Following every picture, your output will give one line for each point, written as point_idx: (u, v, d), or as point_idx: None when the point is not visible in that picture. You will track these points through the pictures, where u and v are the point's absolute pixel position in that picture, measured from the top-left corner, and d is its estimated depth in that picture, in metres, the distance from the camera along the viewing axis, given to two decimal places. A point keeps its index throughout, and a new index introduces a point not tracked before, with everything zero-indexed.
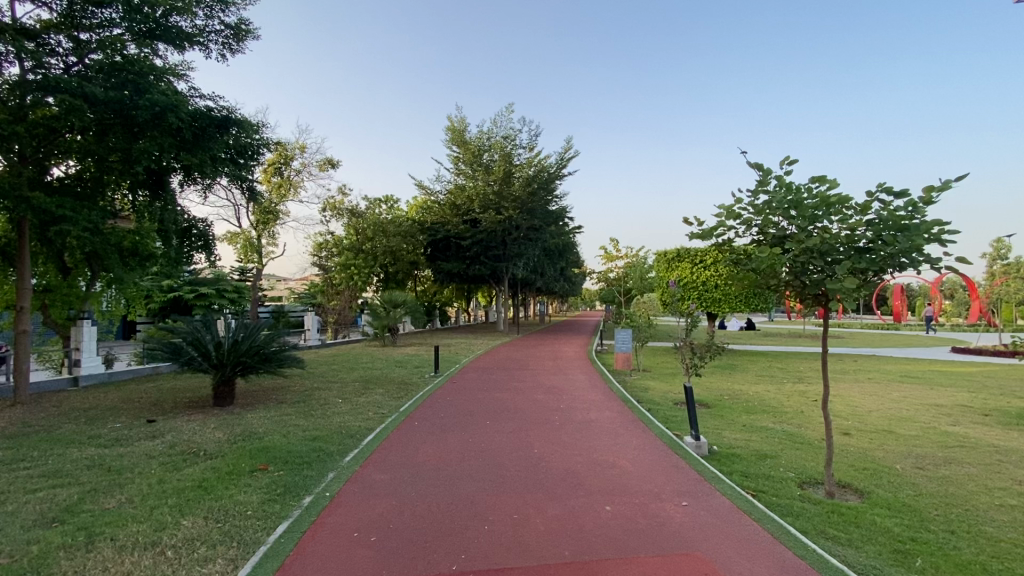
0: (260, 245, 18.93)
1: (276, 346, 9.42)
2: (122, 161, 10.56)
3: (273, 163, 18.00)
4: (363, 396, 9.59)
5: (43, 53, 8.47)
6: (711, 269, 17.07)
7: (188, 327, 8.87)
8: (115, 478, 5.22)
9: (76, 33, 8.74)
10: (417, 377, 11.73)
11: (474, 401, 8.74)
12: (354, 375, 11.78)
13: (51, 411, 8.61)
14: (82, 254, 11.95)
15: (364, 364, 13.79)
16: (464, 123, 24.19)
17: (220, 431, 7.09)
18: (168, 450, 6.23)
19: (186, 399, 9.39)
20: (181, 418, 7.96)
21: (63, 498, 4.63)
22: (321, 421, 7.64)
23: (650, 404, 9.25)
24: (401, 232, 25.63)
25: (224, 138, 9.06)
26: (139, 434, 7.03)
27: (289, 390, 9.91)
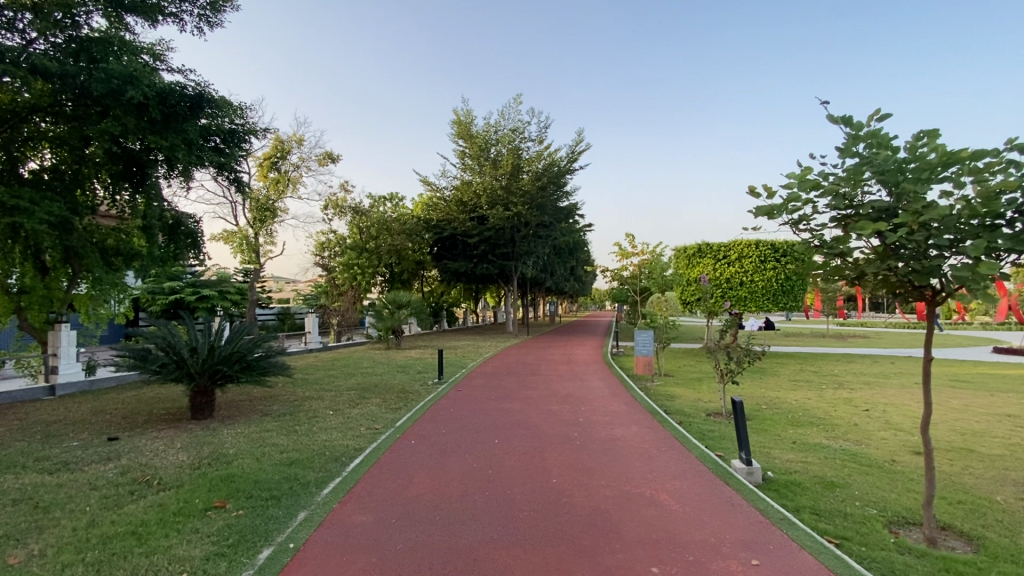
0: (257, 245, 18.07)
1: (260, 353, 8.43)
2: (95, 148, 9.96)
3: (269, 156, 17.19)
4: (357, 407, 8.58)
5: None
6: (735, 265, 15.96)
7: (159, 332, 7.91)
8: (38, 521, 4.26)
9: None
10: (418, 384, 10.71)
11: (480, 414, 7.70)
12: (351, 383, 10.79)
13: (9, 427, 7.73)
14: (61, 252, 11.18)
15: (363, 369, 12.80)
16: (470, 116, 23.11)
17: (185, 452, 6.09)
18: (117, 478, 5.25)
19: (162, 411, 8.47)
20: (148, 435, 7.01)
21: None
22: (305, 438, 6.62)
23: (680, 416, 8.13)
24: (406, 231, 24.65)
25: (199, 121, 8.08)
26: (92, 456, 6.06)
27: (275, 400, 8.93)
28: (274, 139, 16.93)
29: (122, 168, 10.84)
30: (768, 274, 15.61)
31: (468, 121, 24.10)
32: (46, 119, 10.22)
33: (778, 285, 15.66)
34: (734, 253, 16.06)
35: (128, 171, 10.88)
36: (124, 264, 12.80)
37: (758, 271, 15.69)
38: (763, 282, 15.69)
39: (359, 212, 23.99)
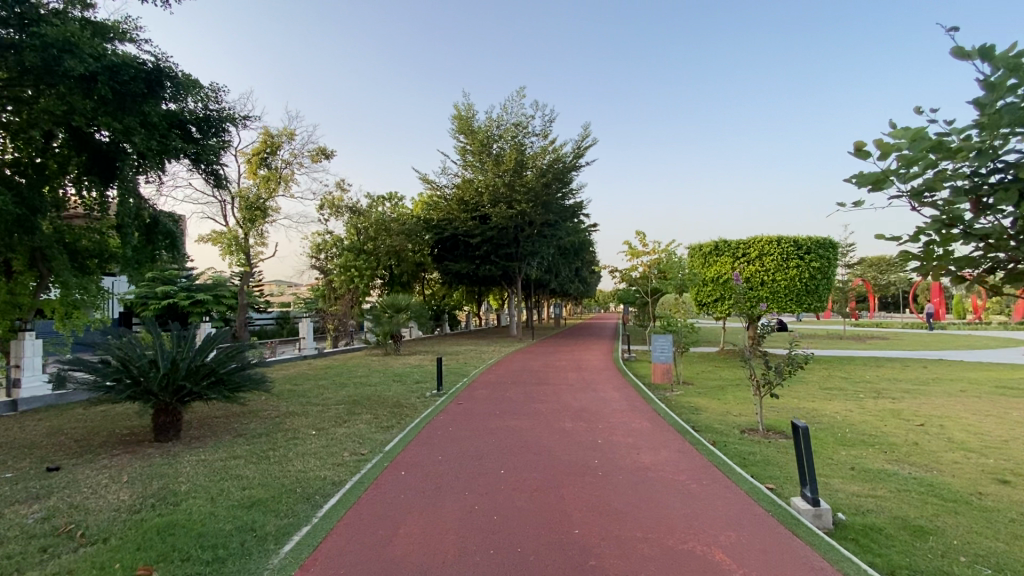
0: (247, 245, 16.96)
1: (232, 367, 7.45)
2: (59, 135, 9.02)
3: (258, 152, 16.21)
4: (343, 425, 7.57)
5: None
6: (755, 264, 14.91)
7: (116, 343, 6.93)
8: None
9: None
10: (414, 396, 9.69)
11: (483, 435, 6.68)
12: (341, 396, 9.79)
13: None
14: (26, 254, 10.26)
15: (356, 378, 11.80)
16: (471, 110, 22.09)
17: (129, 488, 5.06)
18: (30, 528, 4.24)
19: (124, 432, 7.48)
20: (96, 465, 6.00)
21: None
22: (274, 468, 5.60)
23: (712, 435, 7.09)
24: (405, 231, 23.62)
25: (159, 101, 7.08)
26: (19, 494, 5.05)
27: (254, 418, 7.93)
28: (263, 134, 15.94)
29: (91, 160, 9.90)
30: (791, 273, 14.54)
31: (470, 116, 23.10)
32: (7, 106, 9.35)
33: (802, 284, 14.58)
34: (755, 251, 15.00)
35: (97, 164, 9.95)
36: (99, 267, 11.87)
37: (780, 270, 14.64)
38: (786, 281, 14.63)
39: (356, 211, 22.92)
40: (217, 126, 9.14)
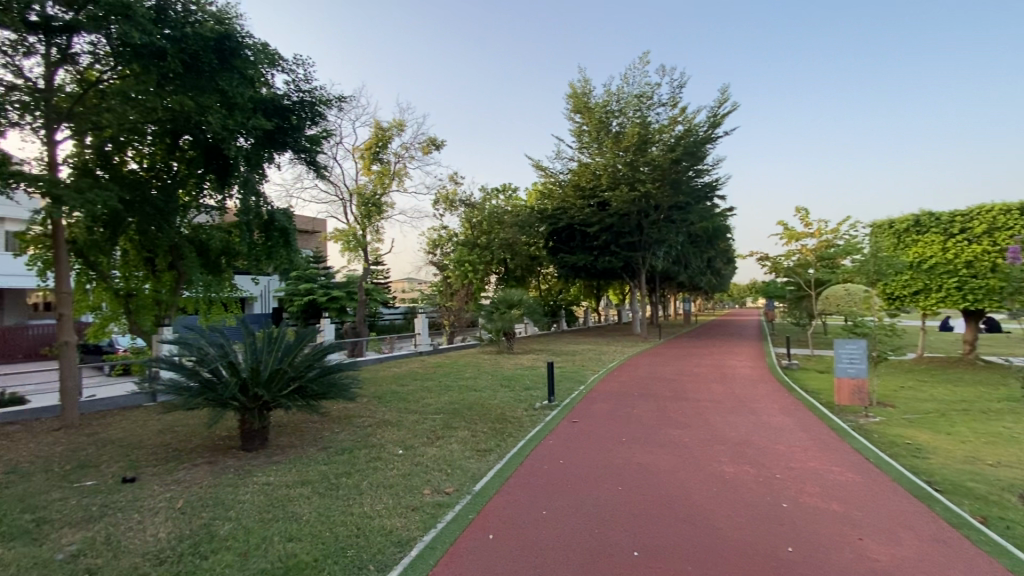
0: (365, 242, 16.73)
1: (319, 372, 6.48)
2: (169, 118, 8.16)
3: (370, 147, 16.08)
4: (436, 443, 6.24)
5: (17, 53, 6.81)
6: (981, 242, 10.94)
7: (199, 342, 6.09)
8: None
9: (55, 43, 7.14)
10: (522, 407, 8.15)
11: (604, 479, 4.89)
12: (443, 401, 8.60)
13: (67, 440, 6.66)
14: (168, 255, 10.34)
15: (462, 381, 10.56)
16: (587, 86, 20.09)
17: (174, 518, 4.01)
18: (54, 561, 3.39)
19: (221, 435, 6.61)
20: (176, 472, 5.23)
21: None
22: (339, 505, 4.35)
23: (976, 504, 4.42)
24: (519, 223, 22.51)
25: (233, 71, 6.91)
26: (72, 514, 4.18)
27: (344, 428, 6.78)
28: (374, 127, 15.72)
29: (207, 159, 9.21)
30: None
31: (587, 93, 21.06)
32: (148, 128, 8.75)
33: None
34: (982, 225, 10.99)
35: (214, 162, 9.22)
36: (229, 265, 11.71)
37: None
38: None
39: (472, 204, 22.12)
40: (312, 112, 8.58)
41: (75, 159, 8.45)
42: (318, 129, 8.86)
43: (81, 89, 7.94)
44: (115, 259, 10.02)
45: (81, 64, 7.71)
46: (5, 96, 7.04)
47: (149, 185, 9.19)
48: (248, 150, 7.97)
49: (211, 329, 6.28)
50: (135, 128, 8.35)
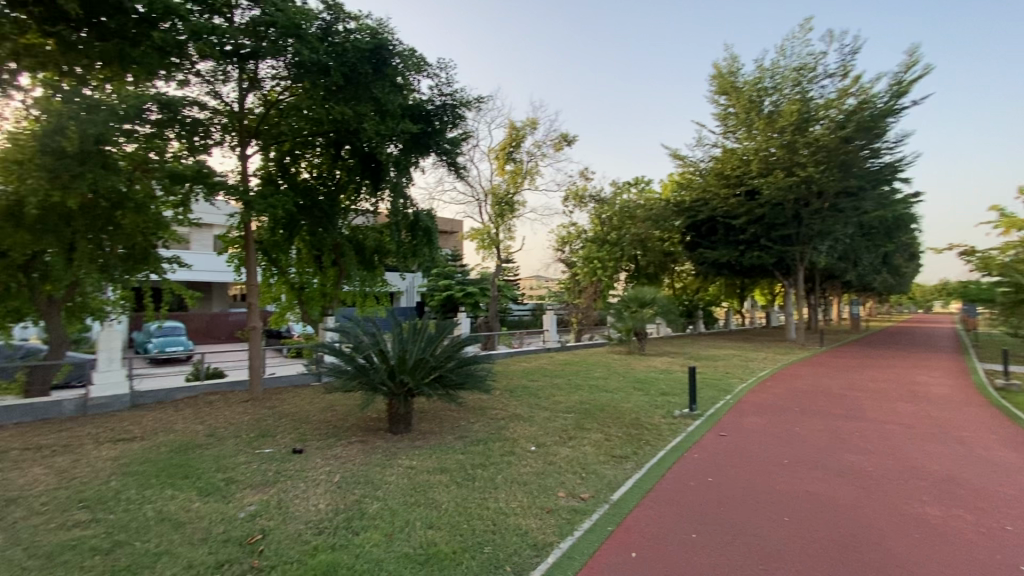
0: (498, 239, 17.20)
1: (456, 363, 6.69)
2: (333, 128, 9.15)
3: (505, 147, 16.44)
4: (569, 442, 6.00)
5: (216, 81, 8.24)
6: None
7: (351, 329, 6.65)
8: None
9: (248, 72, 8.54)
10: (660, 413, 7.55)
11: (765, 505, 4.23)
12: (574, 399, 8.34)
13: (254, 411, 7.75)
14: (331, 253, 11.63)
15: (593, 380, 10.21)
16: (734, 64, 18.28)
17: (331, 491, 4.34)
18: (238, 519, 3.85)
19: (371, 416, 7.16)
20: (333, 448, 5.71)
21: None
22: (475, 496, 4.34)
23: None
24: (653, 217, 21.41)
25: (383, 79, 7.56)
26: (254, 477, 4.78)
27: (478, 418, 6.87)
28: (509, 126, 16.05)
29: (363, 166, 10.15)
30: None
31: (734, 71, 19.15)
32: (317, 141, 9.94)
33: None
34: None
35: (368, 168, 10.13)
36: (381, 262, 12.74)
37: None
38: None
39: (603, 199, 21.53)
40: (453, 114, 8.94)
41: (264, 171, 9.96)
42: (458, 131, 9.21)
43: (266, 109, 9.35)
44: (291, 256, 11.50)
45: (265, 87, 9.04)
46: (210, 120, 8.78)
47: (317, 191, 10.42)
48: (398, 156, 8.54)
49: (362, 318, 6.83)
50: (303, 140, 9.77)
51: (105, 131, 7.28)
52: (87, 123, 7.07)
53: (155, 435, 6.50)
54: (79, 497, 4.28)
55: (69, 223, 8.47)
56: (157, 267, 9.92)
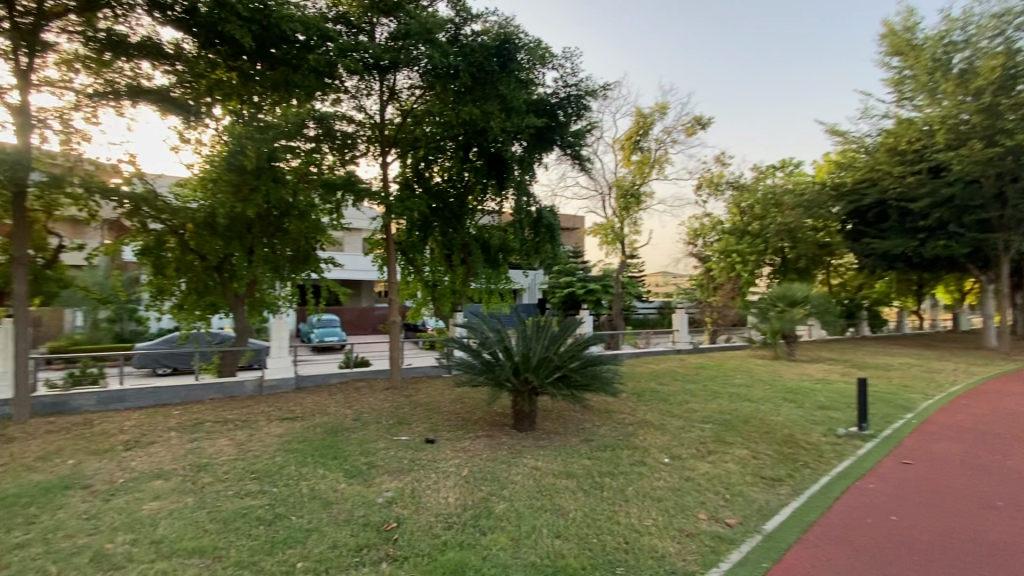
0: (623, 233, 16.50)
1: (581, 363, 6.42)
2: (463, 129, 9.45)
3: (631, 137, 15.71)
4: (709, 456, 5.38)
5: (360, 95, 8.95)
6: None
7: (475, 324, 6.77)
8: (265, 550, 3.27)
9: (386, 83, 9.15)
10: (820, 431, 6.48)
11: (982, 561, 3.30)
12: (713, 407, 7.55)
13: (392, 399, 8.30)
14: (460, 251, 12.08)
15: (732, 386, 9.21)
16: (912, 17, 15.33)
17: (460, 485, 4.35)
18: (374, 504, 4.01)
19: (497, 412, 7.22)
20: (461, 441, 5.80)
21: None
22: (604, 506, 4.03)
23: None
24: (804, 202, 18.50)
25: (508, 75, 7.63)
26: (391, 463, 5.02)
27: (605, 422, 6.52)
28: (635, 114, 15.29)
29: (489, 165, 10.29)
30: None
31: (912, 26, 16.09)
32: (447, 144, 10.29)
33: None
34: None
35: (494, 167, 10.25)
36: (506, 259, 12.92)
37: None
38: None
39: (741, 186, 19.52)
40: (578, 105, 8.70)
41: (401, 176, 10.66)
42: (583, 122, 8.97)
43: (402, 118, 9.96)
44: (425, 256, 12.16)
45: (402, 98, 9.66)
46: (356, 133, 9.65)
47: (448, 192, 10.89)
48: (523, 155, 8.52)
49: (485, 314, 6.91)
50: (435, 145, 10.04)
51: (273, 148, 8.35)
52: (260, 143, 8.19)
53: (313, 417, 7.27)
54: (251, 468, 4.89)
55: (249, 230, 9.93)
56: (315, 266, 11.20)
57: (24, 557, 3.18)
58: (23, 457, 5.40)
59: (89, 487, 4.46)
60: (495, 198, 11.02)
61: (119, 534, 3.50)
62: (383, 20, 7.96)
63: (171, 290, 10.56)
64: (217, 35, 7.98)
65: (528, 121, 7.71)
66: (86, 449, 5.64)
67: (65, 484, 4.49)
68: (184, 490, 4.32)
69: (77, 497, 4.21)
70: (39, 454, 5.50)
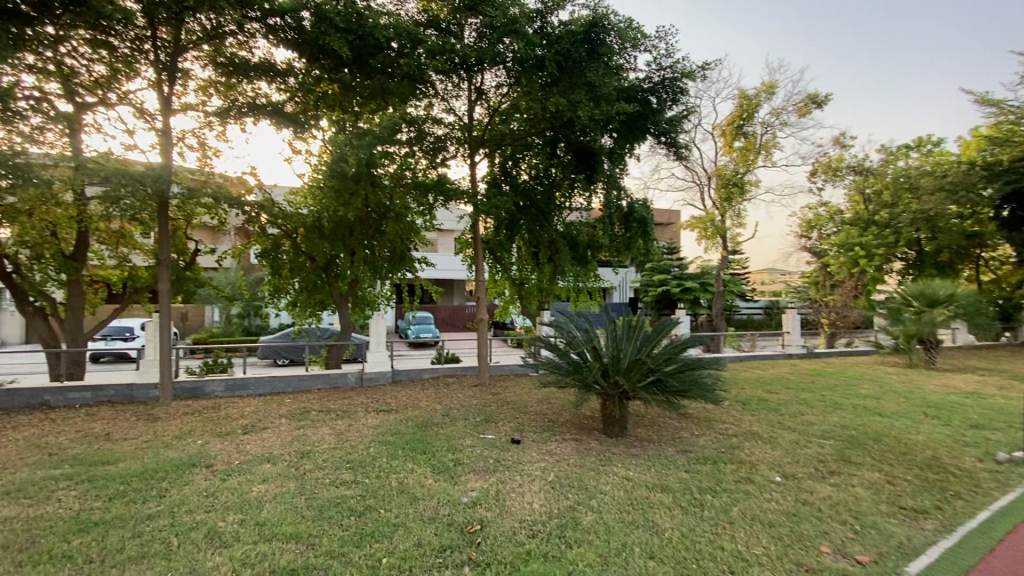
0: (724, 227, 15.28)
1: (676, 367, 5.92)
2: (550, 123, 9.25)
3: (733, 122, 14.50)
4: (832, 477, 4.67)
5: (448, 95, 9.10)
6: None
7: (562, 322, 6.50)
8: (353, 542, 3.32)
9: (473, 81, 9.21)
10: (977, 456, 5.39)
11: None
12: (834, 420, 6.63)
13: (480, 396, 8.34)
14: (548, 248, 11.90)
15: (857, 397, 8.06)
16: None
17: (545, 491, 4.15)
18: (458, 504, 3.95)
19: (585, 414, 6.94)
20: (548, 443, 5.60)
21: (261, 565, 3.04)
22: (705, 527, 3.61)
23: None
24: (948, 186, 15.30)
25: (597, 61, 7.39)
26: (477, 462, 4.96)
27: (704, 432, 5.97)
28: (738, 97, 14.07)
29: (577, 160, 9.93)
30: None
31: None
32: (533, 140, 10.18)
33: None
34: None
35: (582, 161, 9.86)
36: (595, 256, 12.52)
37: None
38: None
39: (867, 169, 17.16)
40: (673, 89, 8.14)
41: (489, 175, 10.72)
42: (678, 108, 8.37)
43: (489, 117, 9.98)
44: (513, 254, 12.16)
45: (490, 97, 9.68)
46: (447, 135, 9.84)
47: (535, 189, 10.77)
48: (611, 147, 8.23)
49: (572, 312, 6.63)
50: (522, 142, 10.05)
51: (370, 153, 8.77)
52: (358, 149, 8.63)
53: (405, 410, 7.50)
54: (347, 458, 5.10)
55: (350, 233, 10.57)
56: (409, 265, 11.65)
57: (154, 528, 3.53)
58: (164, 434, 6.15)
59: (211, 466, 4.93)
60: (583, 194, 10.67)
61: (230, 513, 3.77)
62: (471, 18, 7.98)
63: (285, 288, 11.57)
64: (321, 50, 8.50)
65: (618, 109, 7.34)
66: (212, 431, 6.28)
67: (193, 463, 5.00)
68: (288, 475, 4.60)
69: (200, 475, 4.66)
70: (176, 433, 6.22)
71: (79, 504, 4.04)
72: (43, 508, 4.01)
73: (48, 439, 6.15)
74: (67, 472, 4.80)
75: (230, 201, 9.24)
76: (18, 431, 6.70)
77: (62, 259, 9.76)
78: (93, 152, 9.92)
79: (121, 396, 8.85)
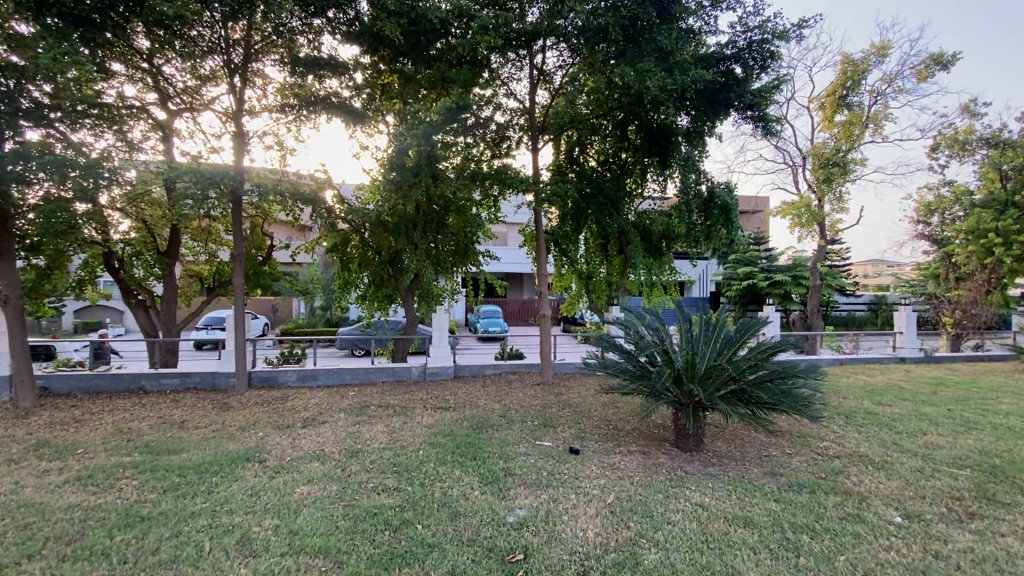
0: (821, 213, 13.57)
1: (765, 376, 5.08)
2: (619, 101, 8.53)
3: (835, 93, 12.78)
4: (974, 519, 3.69)
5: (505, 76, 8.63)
6: None
7: (628, 321, 5.83)
8: (379, 564, 3.00)
9: (536, 63, 8.69)
10: None
11: None
12: (969, 441, 5.43)
13: (542, 397, 7.87)
14: (617, 239, 11.10)
15: (998, 415, 6.61)
16: None
17: (602, 516, 3.62)
18: (500, 524, 3.53)
19: (656, 423, 6.25)
20: (610, 455, 5.03)
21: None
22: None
23: None
24: None
25: (666, 24, 6.66)
26: (528, 474, 4.50)
27: (799, 451, 5.09)
28: (842, 63, 12.33)
29: (649, 142, 9.08)
30: None
31: None
32: (602, 121, 9.49)
33: None
34: None
35: (655, 144, 8.99)
36: (669, 248, 11.56)
37: None
38: None
39: (1006, 141, 14.48)
40: (762, 54, 7.08)
41: (554, 163, 10.15)
42: (769, 77, 7.33)
43: (553, 102, 9.40)
44: (580, 247, 11.53)
45: (554, 80, 9.11)
46: (510, 123, 9.41)
47: (603, 176, 10.07)
48: (689, 127, 7.47)
49: (640, 309, 5.95)
50: (589, 125, 9.52)
51: (428, 144, 8.56)
52: (418, 141, 8.42)
53: (463, 409, 7.24)
54: (395, 461, 4.85)
55: (413, 227, 10.50)
56: (474, 259, 11.40)
57: (192, 529, 3.47)
58: (231, 425, 6.33)
59: (263, 462, 4.91)
60: (656, 180, 9.80)
61: (267, 517, 3.63)
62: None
63: (355, 283, 11.79)
64: (380, 41, 8.38)
65: (693, 80, 6.51)
66: (274, 423, 6.38)
67: (247, 457, 5.02)
68: (333, 477, 4.43)
69: (251, 471, 4.63)
70: (241, 424, 6.38)
71: (137, 495, 4.14)
72: (106, 497, 4.14)
73: (133, 424, 6.57)
74: (136, 460, 5.00)
75: (299, 197, 9.48)
76: (112, 414, 7.26)
77: (158, 255, 10.56)
78: (185, 156, 10.59)
79: (205, 383, 9.43)
